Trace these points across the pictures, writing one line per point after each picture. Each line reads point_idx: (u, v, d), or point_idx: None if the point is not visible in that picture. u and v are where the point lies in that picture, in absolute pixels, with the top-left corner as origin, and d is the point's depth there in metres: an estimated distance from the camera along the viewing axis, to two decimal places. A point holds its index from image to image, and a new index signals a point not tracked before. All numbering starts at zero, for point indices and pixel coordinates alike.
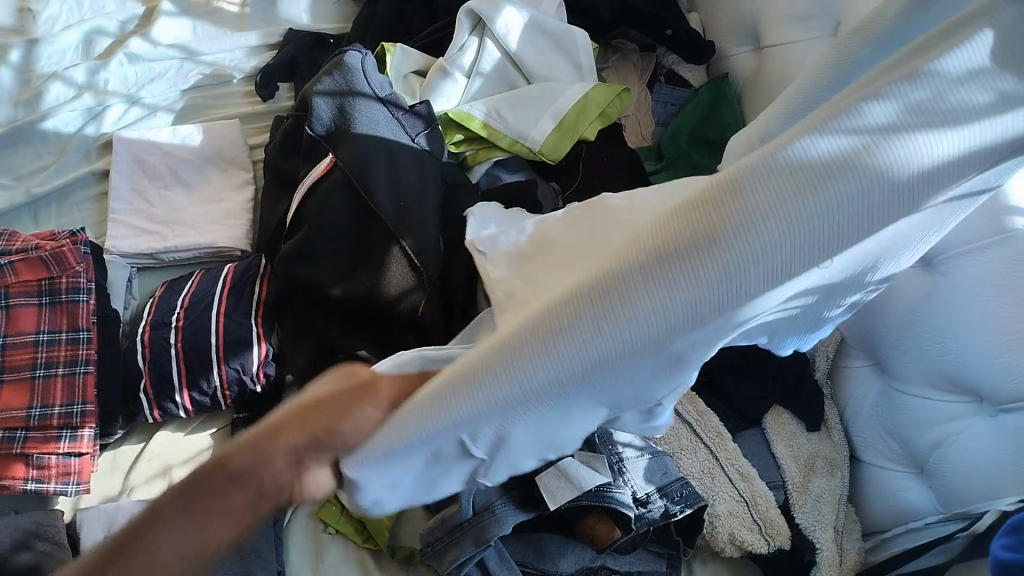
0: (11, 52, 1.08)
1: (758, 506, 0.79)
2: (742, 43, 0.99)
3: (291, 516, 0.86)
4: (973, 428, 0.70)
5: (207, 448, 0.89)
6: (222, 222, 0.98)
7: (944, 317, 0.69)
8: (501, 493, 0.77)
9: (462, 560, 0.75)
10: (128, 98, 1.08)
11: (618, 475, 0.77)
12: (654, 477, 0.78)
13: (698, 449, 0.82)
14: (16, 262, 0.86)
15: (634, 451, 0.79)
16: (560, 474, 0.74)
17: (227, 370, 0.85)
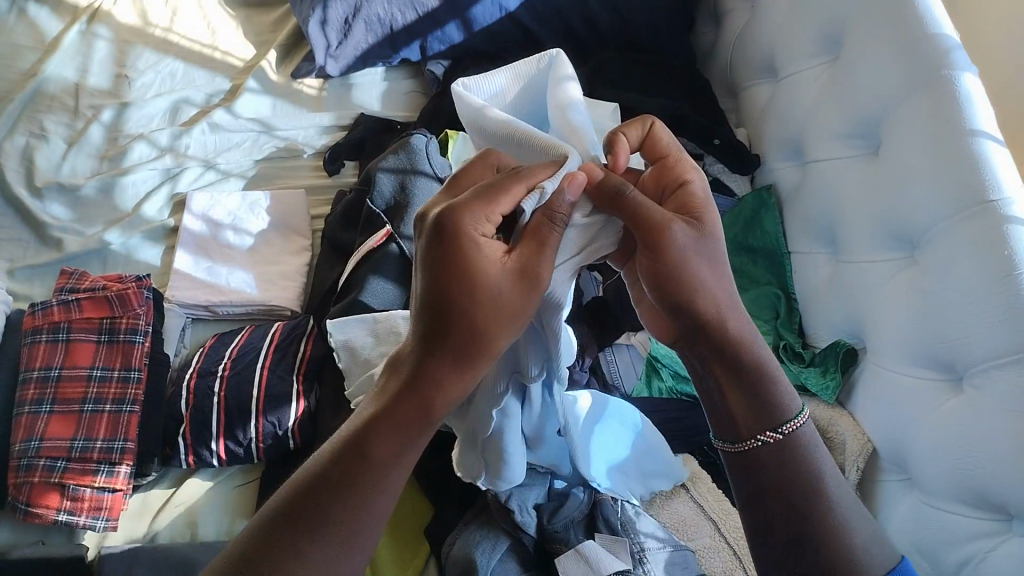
0: (103, 112, 1.20)
1: None
2: (785, 157, 1.04)
3: None
4: (1005, 546, 0.68)
5: (232, 503, 0.89)
6: (275, 282, 1.05)
7: (974, 434, 0.69)
8: (519, 572, 0.77)
9: None
10: (204, 163, 1.16)
11: (637, 564, 0.76)
12: (674, 571, 0.76)
13: (722, 550, 0.81)
14: (82, 299, 0.92)
15: (656, 543, 0.78)
16: (579, 556, 0.74)
17: (264, 423, 0.87)
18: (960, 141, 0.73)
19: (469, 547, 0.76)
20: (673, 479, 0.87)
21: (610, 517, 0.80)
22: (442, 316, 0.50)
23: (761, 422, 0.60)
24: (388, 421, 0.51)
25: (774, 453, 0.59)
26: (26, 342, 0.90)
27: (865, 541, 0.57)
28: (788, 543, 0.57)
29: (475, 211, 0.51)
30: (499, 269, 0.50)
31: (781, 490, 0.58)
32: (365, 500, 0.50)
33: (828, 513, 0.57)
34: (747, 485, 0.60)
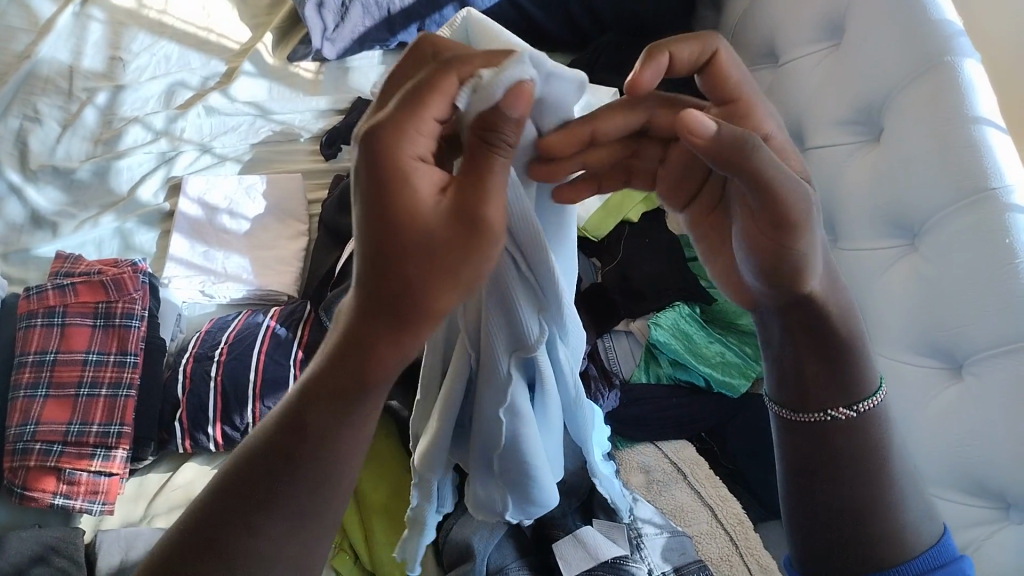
0: (98, 95, 1.18)
1: None
2: None
3: None
4: (1002, 534, 0.68)
5: None
6: (272, 268, 1.04)
7: (974, 422, 0.69)
8: (517, 557, 0.77)
9: None
10: (199, 146, 1.16)
11: (635, 550, 0.76)
12: (671, 556, 0.77)
13: (718, 535, 0.81)
14: (78, 284, 0.91)
15: (653, 528, 0.79)
16: (576, 542, 0.74)
17: (261, 409, 0.87)
18: (962, 129, 0.73)
19: (467, 532, 0.76)
20: (671, 465, 0.87)
21: (608, 504, 0.80)
22: (380, 277, 0.40)
23: (841, 396, 0.57)
24: (323, 402, 0.43)
25: (846, 429, 0.57)
26: (20, 327, 0.90)
27: (915, 524, 0.57)
28: (844, 519, 0.57)
29: (404, 138, 0.40)
30: (432, 217, 0.40)
31: (848, 465, 0.57)
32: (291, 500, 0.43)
33: (890, 495, 0.56)
34: (815, 457, 0.58)
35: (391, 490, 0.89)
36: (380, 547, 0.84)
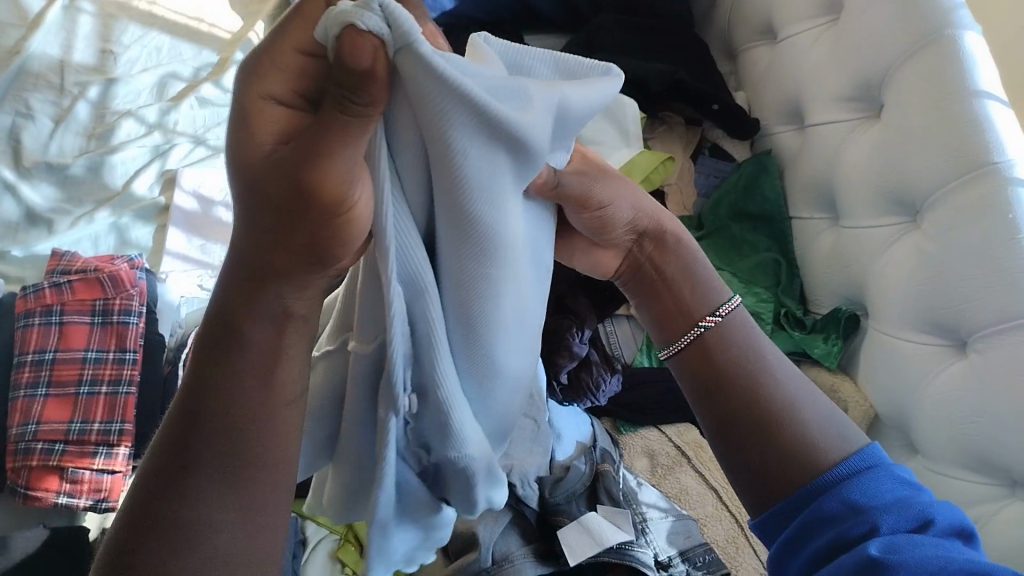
0: (89, 89, 1.17)
1: None
2: (785, 121, 1.02)
3: (311, 554, 0.87)
4: (1008, 510, 0.68)
5: None
6: None
7: (981, 399, 0.69)
8: (522, 544, 0.77)
9: None
10: (193, 138, 1.16)
11: (641, 534, 0.76)
12: (677, 540, 0.77)
13: (724, 517, 0.81)
14: (75, 282, 0.90)
15: (658, 513, 0.79)
16: (582, 528, 0.74)
17: None
18: (962, 103, 0.71)
19: (472, 521, 0.76)
20: (675, 449, 0.87)
21: (613, 489, 0.79)
22: (266, 227, 0.38)
23: (696, 308, 0.56)
24: (221, 361, 0.41)
25: (713, 339, 0.54)
26: (18, 326, 0.89)
27: (817, 415, 0.51)
28: (749, 423, 0.50)
29: (246, 91, 0.36)
30: (270, 163, 0.36)
31: (731, 370, 0.53)
32: (209, 471, 0.40)
33: (781, 389, 0.51)
34: (708, 393, 0.53)
35: None
36: None
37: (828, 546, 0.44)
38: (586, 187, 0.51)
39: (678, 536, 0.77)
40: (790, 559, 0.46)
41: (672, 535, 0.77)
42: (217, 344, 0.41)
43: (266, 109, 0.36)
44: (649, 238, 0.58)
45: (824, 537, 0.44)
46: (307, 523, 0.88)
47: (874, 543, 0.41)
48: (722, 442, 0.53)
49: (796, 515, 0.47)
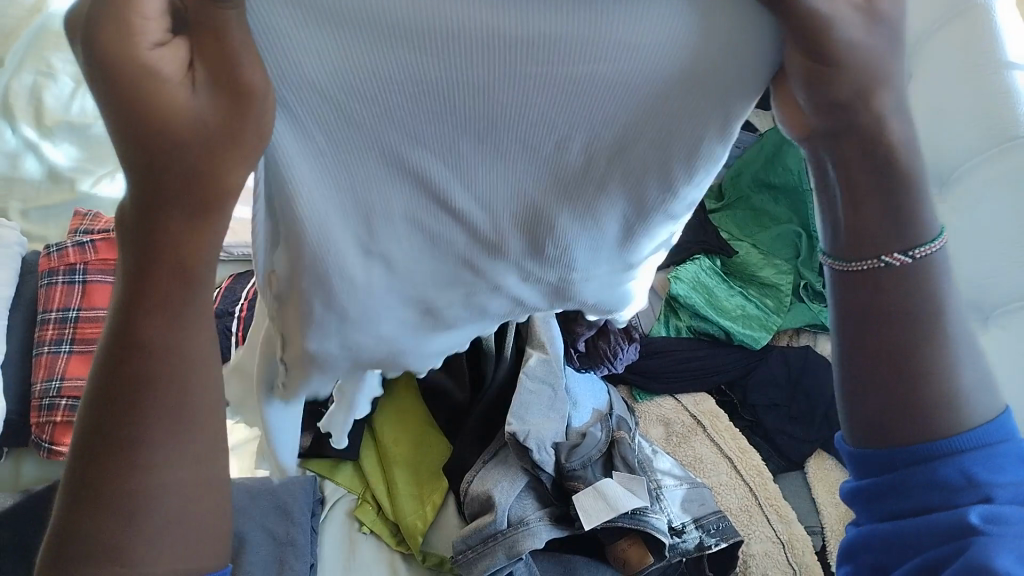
0: None
1: (794, 549, 0.78)
2: None
3: (329, 513, 0.87)
4: None
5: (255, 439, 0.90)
6: None
7: (1003, 373, 0.68)
8: (538, 508, 0.78)
9: (494, 571, 0.74)
10: None
11: (655, 501, 0.77)
12: (690, 507, 0.78)
13: (737, 486, 0.82)
14: (97, 240, 0.91)
15: (672, 480, 0.80)
16: (596, 493, 0.75)
17: None
18: (990, 74, 0.70)
19: (488, 484, 0.77)
20: (690, 417, 0.87)
21: (628, 456, 0.80)
22: (157, 191, 0.31)
23: (894, 238, 0.36)
24: (151, 311, 0.34)
25: (890, 286, 0.37)
26: (42, 284, 0.89)
27: (969, 384, 0.39)
28: (891, 372, 0.38)
29: (111, 41, 0.28)
30: (184, 124, 0.29)
31: (891, 324, 0.37)
32: (157, 434, 0.36)
33: (938, 351, 0.38)
34: (866, 308, 0.38)
35: (412, 442, 0.88)
36: (402, 497, 0.85)
37: (914, 511, 0.40)
38: (814, 48, 0.29)
39: (692, 505, 0.78)
40: (863, 506, 0.42)
41: (686, 505, 0.78)
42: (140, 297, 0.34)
43: (155, 60, 0.28)
44: (854, 130, 0.32)
45: (913, 504, 0.39)
46: (326, 483, 0.89)
47: (974, 523, 0.38)
48: (844, 397, 0.40)
49: (886, 471, 0.40)
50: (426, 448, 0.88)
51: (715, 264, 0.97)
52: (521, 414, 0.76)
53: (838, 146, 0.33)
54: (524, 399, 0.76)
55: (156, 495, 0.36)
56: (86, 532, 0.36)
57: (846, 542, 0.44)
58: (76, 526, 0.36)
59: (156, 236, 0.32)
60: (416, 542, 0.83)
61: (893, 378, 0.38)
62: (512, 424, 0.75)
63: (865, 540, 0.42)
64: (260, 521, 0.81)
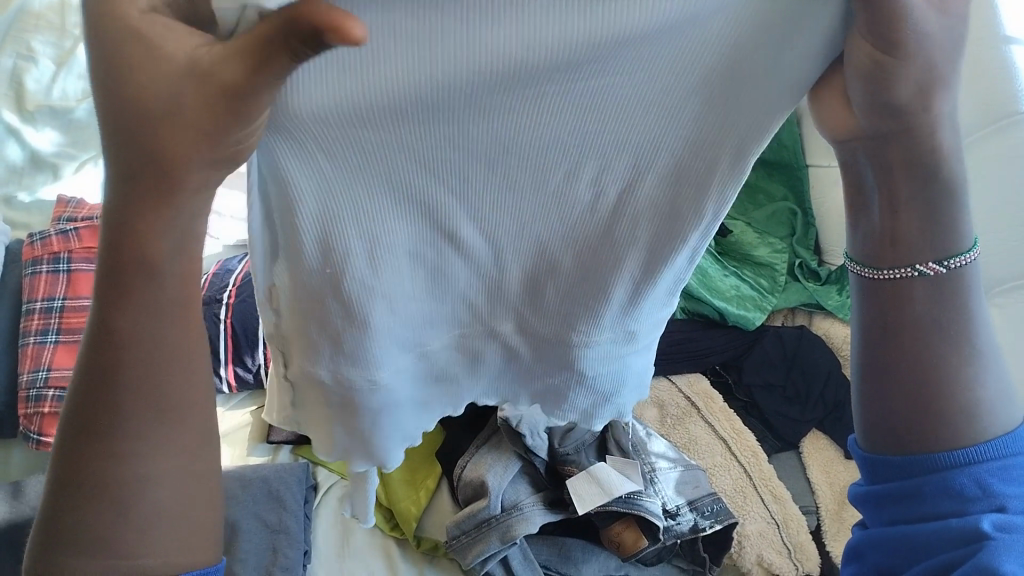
0: None
1: (789, 529, 0.78)
2: None
3: (322, 499, 0.87)
4: None
5: (246, 426, 0.90)
6: None
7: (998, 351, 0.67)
8: (532, 493, 0.78)
9: (488, 555, 0.74)
10: None
11: (649, 484, 0.77)
12: (685, 489, 0.78)
13: (732, 467, 0.82)
14: (81, 228, 0.90)
15: (666, 463, 0.79)
16: (590, 478, 0.74)
17: (274, 351, 0.87)
18: (986, 51, 0.69)
19: (481, 470, 0.76)
20: (685, 400, 0.86)
21: (622, 440, 0.78)
22: (134, 177, 0.27)
23: (927, 249, 0.34)
24: (129, 302, 0.30)
25: (916, 296, 0.35)
26: (26, 273, 0.89)
27: (995, 396, 0.37)
28: (913, 388, 0.36)
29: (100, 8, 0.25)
30: (168, 93, 0.25)
31: (913, 332, 0.36)
32: (138, 425, 0.31)
33: (962, 364, 0.36)
34: (880, 326, 0.37)
35: None
36: (396, 481, 0.85)
37: (923, 516, 0.37)
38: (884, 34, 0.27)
39: (686, 487, 0.78)
40: (874, 510, 0.40)
41: (681, 488, 0.78)
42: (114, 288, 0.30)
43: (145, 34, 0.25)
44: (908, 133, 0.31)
45: (922, 510, 0.37)
46: (319, 470, 0.89)
47: (985, 532, 0.35)
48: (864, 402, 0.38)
49: (899, 475, 0.38)
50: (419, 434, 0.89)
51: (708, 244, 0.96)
52: None
53: (885, 151, 0.32)
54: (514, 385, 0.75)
55: (147, 486, 0.32)
56: (78, 531, 0.31)
57: (852, 543, 0.42)
58: (61, 531, 0.31)
59: (133, 218, 0.28)
60: (410, 526, 0.83)
61: (921, 396, 0.36)
62: (505, 409, 0.74)
63: (873, 542, 0.39)
64: (253, 509, 0.81)
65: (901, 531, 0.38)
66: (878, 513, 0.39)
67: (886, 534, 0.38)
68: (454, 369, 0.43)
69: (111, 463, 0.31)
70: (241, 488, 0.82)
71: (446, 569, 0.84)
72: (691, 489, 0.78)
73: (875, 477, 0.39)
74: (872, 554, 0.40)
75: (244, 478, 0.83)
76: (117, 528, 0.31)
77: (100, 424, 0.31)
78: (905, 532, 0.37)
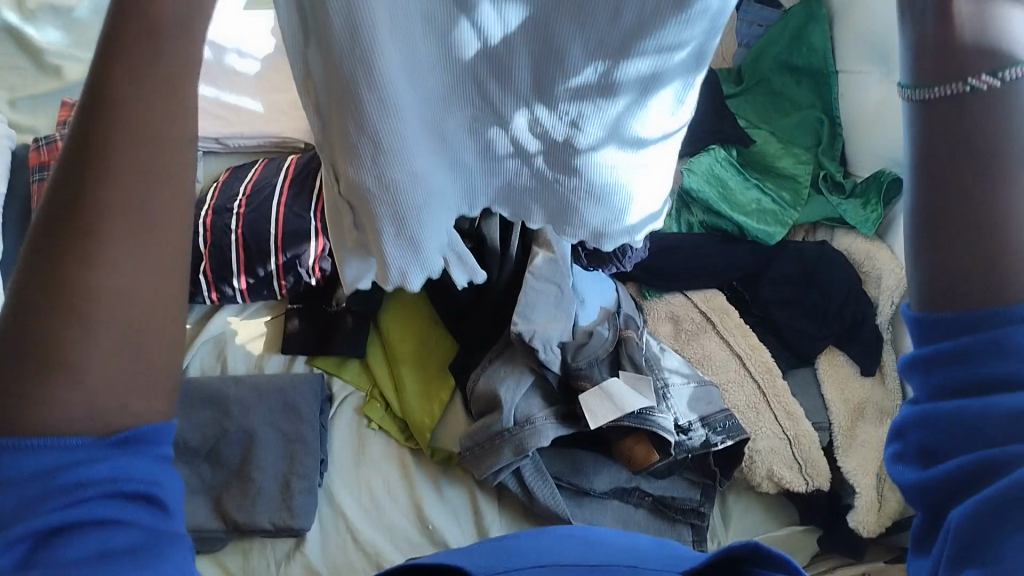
0: None
1: (801, 445, 0.78)
2: None
3: (337, 410, 0.88)
4: None
5: (261, 336, 0.91)
6: (283, 113, 0.98)
7: None
8: (544, 406, 0.78)
9: (500, 467, 0.75)
10: None
11: (662, 400, 0.77)
12: (697, 405, 0.78)
13: (746, 383, 0.81)
14: None
15: (680, 378, 0.79)
16: (603, 393, 0.75)
17: (284, 259, 0.85)
18: None
19: (494, 383, 0.77)
20: (700, 314, 0.85)
21: (636, 356, 0.78)
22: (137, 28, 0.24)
23: (980, 58, 0.29)
24: (117, 144, 0.24)
25: (981, 130, 0.30)
26: (34, 180, 0.87)
27: None
28: (979, 219, 0.30)
29: None
30: None
31: (972, 170, 0.30)
32: (119, 257, 0.24)
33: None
34: (939, 146, 0.30)
35: (419, 338, 0.89)
36: (410, 393, 0.86)
37: (980, 381, 0.31)
38: None
39: (699, 403, 0.78)
40: (922, 375, 0.34)
41: (694, 403, 0.78)
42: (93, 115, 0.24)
43: None
44: None
45: (985, 371, 0.31)
46: (335, 379, 0.90)
47: None
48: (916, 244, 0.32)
49: (955, 332, 0.32)
50: (431, 345, 0.89)
51: (730, 155, 0.92)
52: (527, 313, 0.74)
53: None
54: (529, 299, 0.74)
55: (105, 374, 0.25)
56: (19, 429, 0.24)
57: (896, 421, 0.35)
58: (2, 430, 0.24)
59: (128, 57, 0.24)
60: (424, 436, 0.84)
61: (985, 230, 0.30)
62: (518, 324, 0.74)
63: (921, 415, 0.33)
64: (269, 419, 0.83)
65: (958, 404, 0.32)
66: (929, 382, 0.33)
67: (942, 410, 0.32)
68: (453, 173, 0.43)
69: (64, 339, 0.24)
70: (257, 399, 0.83)
71: (459, 479, 0.85)
72: (705, 405, 0.78)
73: (925, 336, 0.33)
74: (917, 432, 0.34)
75: (260, 388, 0.84)
76: (39, 409, 0.24)
77: (55, 288, 0.24)
78: (963, 404, 0.31)
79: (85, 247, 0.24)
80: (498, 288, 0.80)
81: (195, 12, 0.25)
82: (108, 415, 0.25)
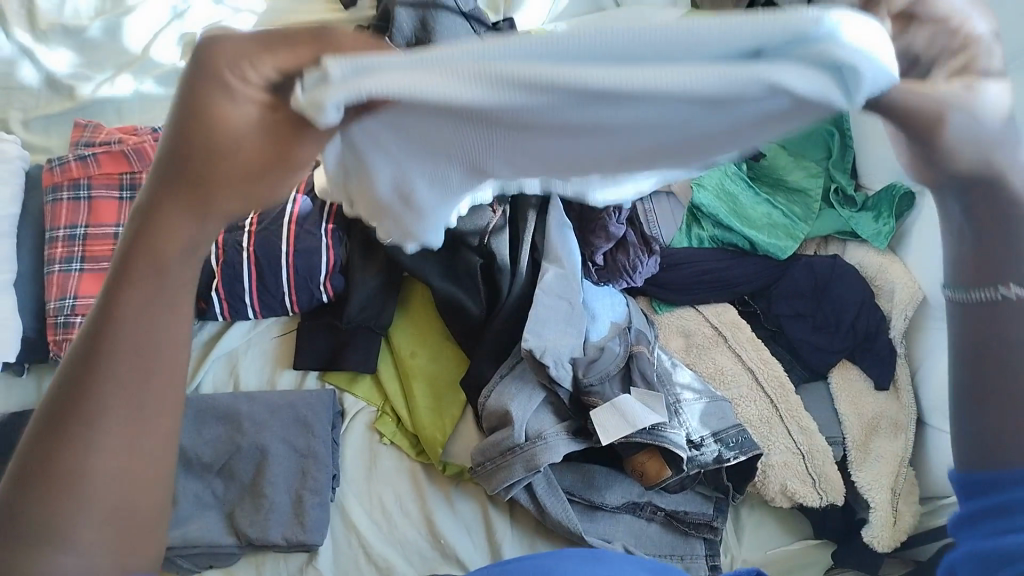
0: None
1: (815, 460, 0.78)
2: None
3: (348, 425, 0.88)
4: None
5: (272, 352, 0.91)
6: None
7: None
8: (555, 422, 0.78)
9: (511, 483, 0.75)
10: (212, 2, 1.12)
11: (674, 416, 0.76)
12: (710, 421, 0.77)
13: (758, 397, 0.81)
14: (99, 154, 0.88)
15: (691, 394, 0.79)
16: (614, 410, 0.74)
17: (295, 278, 0.86)
18: None
19: (505, 400, 0.77)
20: (712, 329, 0.85)
21: (646, 371, 0.77)
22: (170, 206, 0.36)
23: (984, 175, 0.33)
24: (135, 290, 0.37)
25: (1005, 313, 0.41)
26: (48, 200, 0.88)
27: None
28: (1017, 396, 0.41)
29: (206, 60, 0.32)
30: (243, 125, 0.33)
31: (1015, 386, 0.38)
32: (107, 393, 0.37)
33: None
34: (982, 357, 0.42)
35: (431, 353, 0.89)
36: (420, 408, 0.85)
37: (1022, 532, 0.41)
38: None
39: (710, 419, 0.78)
40: (968, 528, 0.45)
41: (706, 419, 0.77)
42: (127, 267, 0.37)
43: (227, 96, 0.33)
44: None
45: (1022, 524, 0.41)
46: (346, 395, 0.90)
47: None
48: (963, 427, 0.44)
49: (1003, 486, 0.42)
50: (442, 360, 0.89)
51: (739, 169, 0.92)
52: (537, 330, 0.75)
53: None
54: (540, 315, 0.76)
55: (94, 464, 0.36)
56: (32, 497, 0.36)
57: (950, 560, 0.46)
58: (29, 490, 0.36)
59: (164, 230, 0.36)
60: (436, 452, 0.84)
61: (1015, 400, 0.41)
62: (529, 341, 0.74)
63: (966, 559, 0.44)
64: (281, 435, 0.83)
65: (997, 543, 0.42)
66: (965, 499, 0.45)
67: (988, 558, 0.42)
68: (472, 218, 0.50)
69: (71, 440, 0.36)
70: (269, 415, 0.83)
71: (472, 492, 0.85)
72: (717, 421, 0.77)
73: (966, 460, 0.44)
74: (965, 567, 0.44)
75: (272, 404, 0.84)
76: (64, 508, 0.36)
77: (78, 388, 0.37)
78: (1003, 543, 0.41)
79: (112, 360, 0.37)
80: (508, 304, 0.80)
81: (207, 201, 0.36)
82: (130, 481, 0.38)
